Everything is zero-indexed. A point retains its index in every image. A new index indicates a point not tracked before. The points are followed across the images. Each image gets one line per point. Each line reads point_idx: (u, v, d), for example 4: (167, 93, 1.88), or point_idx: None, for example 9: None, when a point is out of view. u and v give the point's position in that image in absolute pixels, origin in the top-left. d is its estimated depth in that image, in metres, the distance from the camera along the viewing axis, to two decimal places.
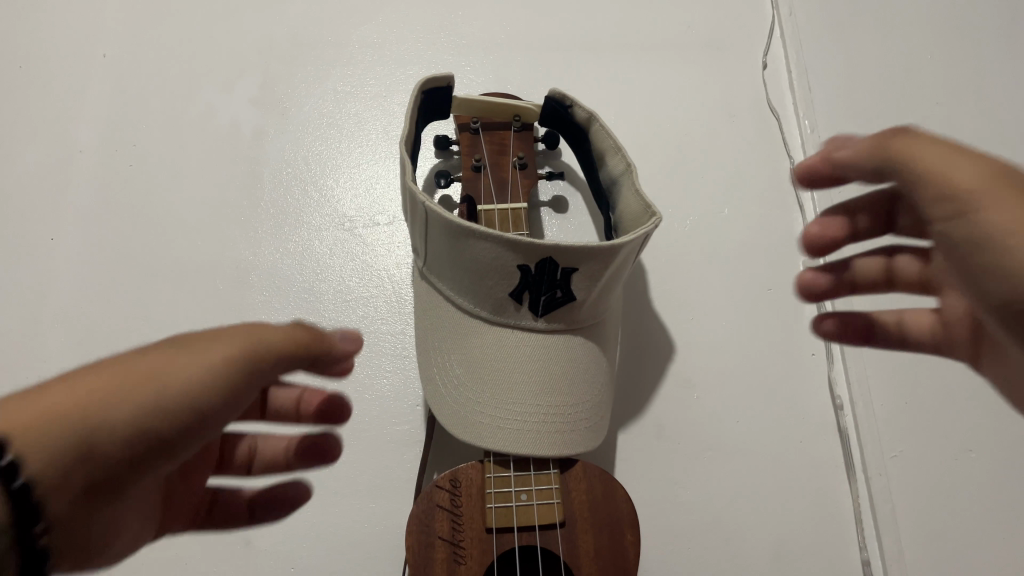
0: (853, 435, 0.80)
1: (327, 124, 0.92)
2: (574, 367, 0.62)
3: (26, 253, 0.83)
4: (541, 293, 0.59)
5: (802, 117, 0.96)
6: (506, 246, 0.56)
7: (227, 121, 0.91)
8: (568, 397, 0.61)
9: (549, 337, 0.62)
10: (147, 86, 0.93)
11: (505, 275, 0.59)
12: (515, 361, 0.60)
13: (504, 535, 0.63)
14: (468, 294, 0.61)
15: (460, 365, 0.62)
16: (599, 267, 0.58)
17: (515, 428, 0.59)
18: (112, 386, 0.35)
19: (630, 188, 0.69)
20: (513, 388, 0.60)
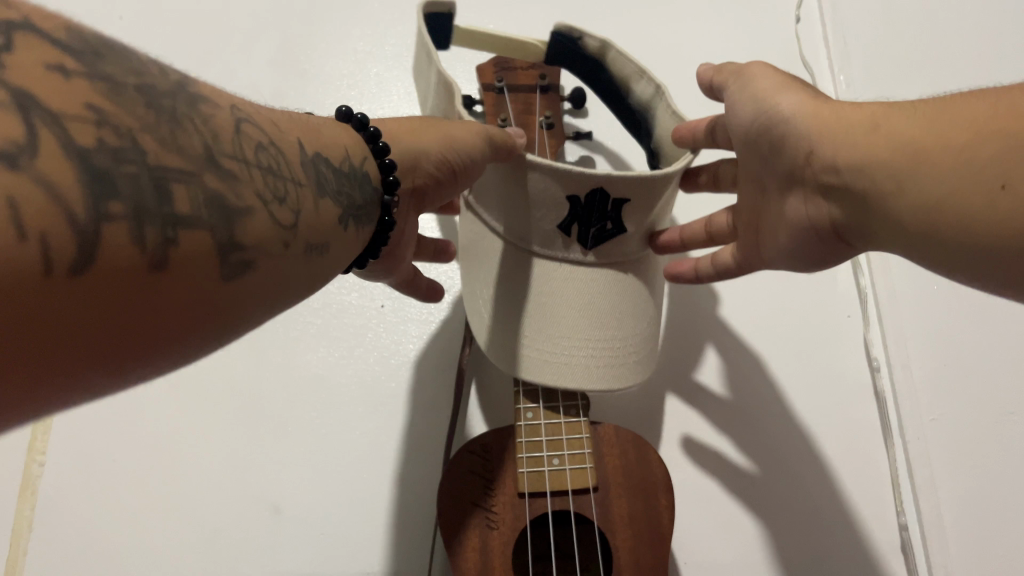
0: (891, 398, 0.77)
1: (347, 86, 0.90)
2: (624, 299, 0.61)
3: None
4: (591, 224, 0.57)
5: (836, 74, 0.92)
6: (557, 176, 0.54)
7: (248, 83, 0.90)
8: (618, 331, 0.60)
9: (599, 270, 0.60)
10: (165, 49, 0.92)
11: (554, 206, 0.56)
12: (566, 295, 0.59)
13: (537, 500, 0.62)
14: (517, 228, 0.59)
15: (510, 302, 0.60)
16: (651, 196, 0.57)
17: (566, 361, 0.58)
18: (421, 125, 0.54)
19: (666, 111, 0.64)
20: (564, 321, 0.59)
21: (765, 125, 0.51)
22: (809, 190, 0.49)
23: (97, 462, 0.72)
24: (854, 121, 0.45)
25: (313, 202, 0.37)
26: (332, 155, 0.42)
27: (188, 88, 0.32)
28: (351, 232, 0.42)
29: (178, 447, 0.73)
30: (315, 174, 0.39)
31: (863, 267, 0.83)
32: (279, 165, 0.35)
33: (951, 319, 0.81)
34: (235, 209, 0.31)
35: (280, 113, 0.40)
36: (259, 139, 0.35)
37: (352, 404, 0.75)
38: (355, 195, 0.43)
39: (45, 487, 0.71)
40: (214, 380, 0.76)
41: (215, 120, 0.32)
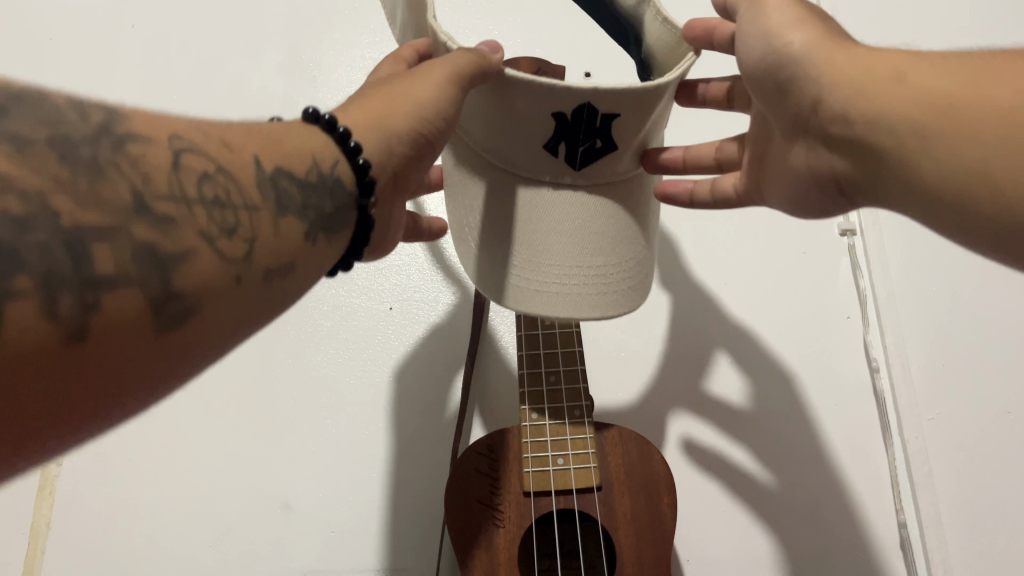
0: (889, 399, 0.79)
1: (354, 91, 0.91)
2: (619, 218, 0.53)
3: None
4: (579, 141, 0.48)
5: None
6: (537, 91, 0.46)
7: (257, 89, 0.92)
8: (613, 253, 0.52)
9: (589, 195, 0.51)
10: (176, 56, 0.93)
11: (534, 122, 0.48)
12: (554, 219, 0.51)
13: (542, 499, 0.64)
14: (494, 150, 0.51)
15: (490, 227, 0.53)
16: (648, 106, 0.48)
17: (559, 292, 0.51)
18: (395, 100, 0.43)
19: (653, 18, 0.50)
20: (554, 246, 0.51)
21: (772, 66, 0.42)
22: (813, 140, 0.43)
23: (112, 462, 0.74)
24: (881, 67, 0.37)
25: (271, 225, 0.34)
26: (320, 155, 0.38)
27: (115, 127, 0.29)
28: (325, 246, 0.37)
29: (191, 447, 0.74)
30: (273, 189, 0.34)
31: (863, 270, 0.85)
32: (226, 192, 0.32)
33: (949, 319, 0.82)
34: (171, 256, 0.28)
35: (232, 128, 0.36)
36: (197, 170, 0.31)
37: (361, 405, 0.77)
38: (325, 202, 0.37)
39: (63, 486, 0.73)
40: (226, 381, 0.78)
41: (147, 160, 0.29)
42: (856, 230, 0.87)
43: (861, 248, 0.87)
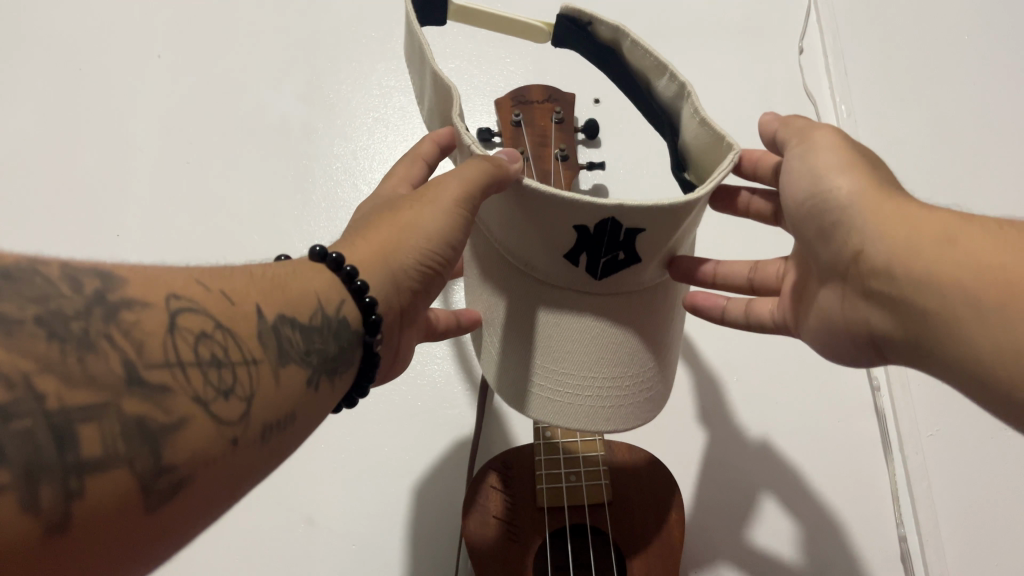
0: (890, 416, 0.81)
1: (373, 118, 0.95)
2: (639, 333, 0.52)
3: (94, 251, 0.88)
4: (601, 254, 0.48)
5: (839, 100, 0.96)
6: (561, 206, 0.45)
7: (278, 116, 0.95)
8: (629, 366, 0.52)
9: (612, 305, 0.51)
10: (201, 85, 0.97)
11: (558, 234, 0.48)
12: (572, 331, 0.51)
13: (555, 514, 0.67)
14: (522, 257, 0.51)
15: (511, 333, 0.53)
16: (670, 223, 0.47)
17: (569, 406, 0.52)
18: (398, 226, 0.46)
19: (691, 114, 0.51)
20: (569, 360, 0.51)
21: (818, 207, 0.45)
22: (851, 291, 0.44)
23: None
24: (931, 226, 0.39)
25: (271, 377, 0.35)
26: (327, 297, 0.40)
27: (110, 294, 0.30)
28: (326, 388, 0.38)
29: None
30: (275, 341, 0.35)
31: None
32: (225, 350, 0.33)
33: None
34: (162, 429, 0.29)
35: (238, 275, 0.37)
36: (196, 331, 0.32)
37: (380, 423, 0.80)
38: (329, 345, 0.39)
39: None
40: None
41: (140, 328, 0.30)
42: None
43: None
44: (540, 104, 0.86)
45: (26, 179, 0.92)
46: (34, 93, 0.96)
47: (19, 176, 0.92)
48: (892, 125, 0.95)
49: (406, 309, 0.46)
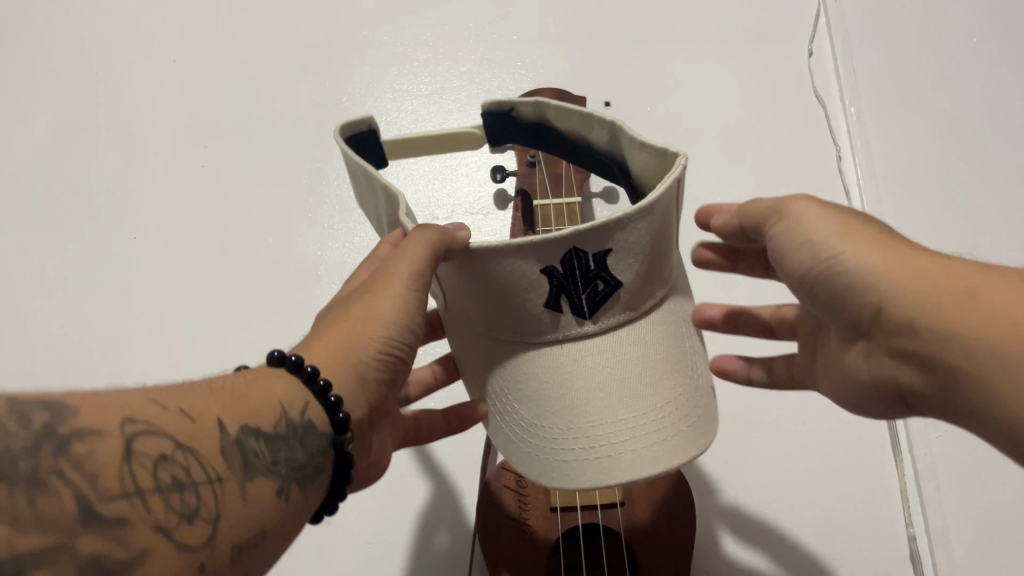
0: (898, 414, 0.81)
1: (387, 124, 0.96)
2: (661, 359, 0.48)
3: (111, 254, 0.89)
4: (579, 291, 0.46)
5: (847, 105, 0.97)
6: (521, 252, 0.45)
7: (292, 122, 0.96)
8: (665, 392, 0.47)
9: (612, 335, 0.48)
10: (215, 89, 0.98)
11: (527, 287, 0.46)
12: (589, 375, 0.47)
13: (568, 514, 0.68)
14: (502, 333, 0.49)
15: (528, 407, 0.49)
16: (638, 242, 0.46)
17: (623, 451, 0.45)
18: (355, 321, 0.46)
19: (632, 146, 0.51)
20: (600, 402, 0.46)
21: (814, 272, 0.42)
22: (876, 350, 0.41)
23: None
24: (947, 282, 0.37)
25: (238, 493, 0.35)
26: (291, 403, 0.40)
27: (59, 426, 0.30)
28: (298, 496, 0.39)
29: None
30: (240, 455, 0.36)
31: None
32: (185, 472, 0.33)
33: None
34: (120, 565, 0.30)
35: (200, 390, 0.37)
36: (155, 456, 0.32)
37: None
38: (297, 452, 0.39)
39: None
40: None
41: (94, 459, 0.31)
42: None
43: None
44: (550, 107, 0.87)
45: (42, 185, 0.93)
46: (50, 100, 0.97)
47: (36, 183, 0.93)
48: (897, 130, 0.96)
49: (376, 402, 0.47)
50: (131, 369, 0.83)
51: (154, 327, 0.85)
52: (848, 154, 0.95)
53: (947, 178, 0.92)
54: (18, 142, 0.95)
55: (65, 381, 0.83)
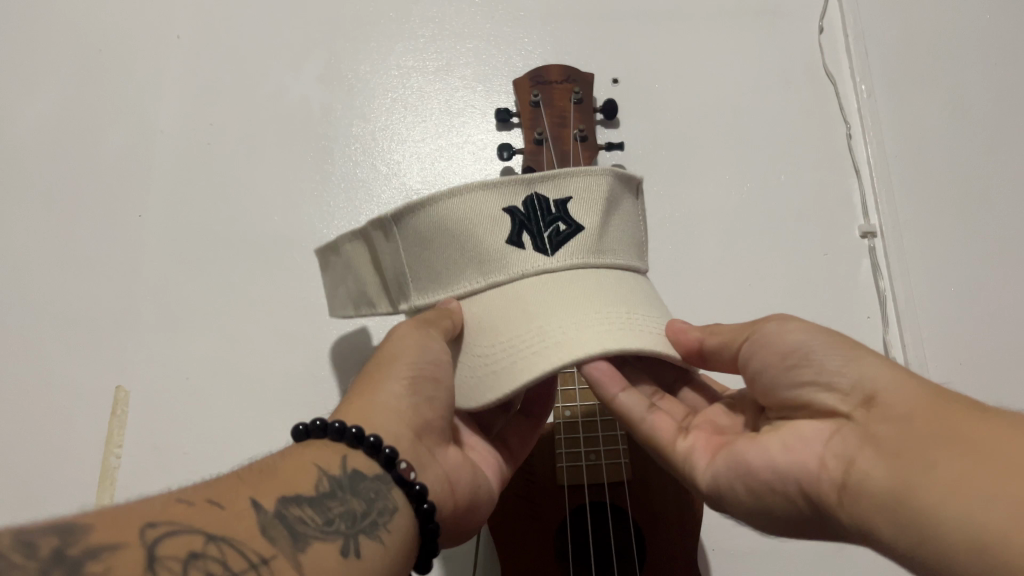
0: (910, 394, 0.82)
1: (394, 101, 0.95)
2: (623, 289, 0.54)
3: (117, 232, 0.89)
4: (541, 227, 0.54)
5: (858, 81, 0.95)
6: (486, 188, 0.54)
7: (297, 100, 0.95)
8: (626, 306, 0.53)
9: (574, 269, 0.54)
10: (220, 66, 0.97)
11: (493, 223, 0.54)
12: (548, 290, 0.53)
13: (575, 492, 0.67)
14: (463, 280, 0.55)
15: (484, 336, 0.53)
16: (591, 196, 0.56)
17: (579, 335, 0.49)
18: (378, 373, 0.52)
19: None
20: (556, 304, 0.51)
21: (799, 361, 0.49)
22: (843, 442, 0.45)
23: (172, 454, 0.80)
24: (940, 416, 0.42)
25: (292, 565, 0.38)
26: (328, 462, 0.45)
27: (70, 549, 0.33)
28: (361, 546, 0.42)
29: (244, 441, 0.81)
30: (284, 529, 0.40)
31: (882, 270, 0.87)
32: (222, 562, 0.36)
33: (964, 322, 0.85)
34: None
35: (230, 481, 0.42)
36: (183, 555, 0.35)
37: None
38: (353, 502, 0.44)
39: (124, 475, 0.80)
40: (274, 378, 0.83)
41: (118, 570, 0.33)
42: (877, 232, 0.88)
43: (881, 249, 0.88)
44: (558, 85, 0.87)
45: (47, 163, 0.92)
46: (54, 77, 0.97)
47: (40, 160, 0.92)
48: (909, 111, 0.95)
49: (424, 432, 0.52)
50: (139, 348, 0.84)
51: (162, 306, 0.86)
52: (858, 132, 0.94)
53: (956, 163, 0.92)
54: (22, 118, 0.94)
55: (76, 357, 0.84)
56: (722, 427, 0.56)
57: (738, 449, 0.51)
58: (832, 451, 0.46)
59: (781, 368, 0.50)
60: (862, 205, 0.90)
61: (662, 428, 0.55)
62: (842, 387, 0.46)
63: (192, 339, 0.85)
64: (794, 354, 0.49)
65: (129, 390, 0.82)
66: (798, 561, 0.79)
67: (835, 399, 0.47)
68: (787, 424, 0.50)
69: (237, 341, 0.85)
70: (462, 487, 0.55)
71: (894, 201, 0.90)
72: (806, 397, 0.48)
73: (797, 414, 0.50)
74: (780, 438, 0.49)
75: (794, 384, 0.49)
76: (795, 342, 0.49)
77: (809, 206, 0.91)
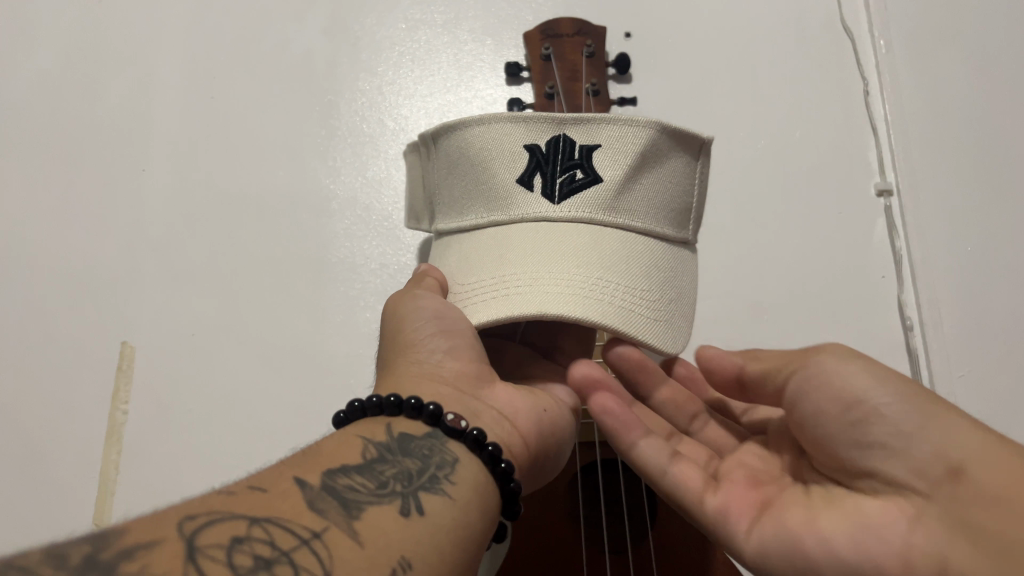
0: (922, 353, 0.81)
1: (401, 55, 0.93)
2: (614, 249, 0.58)
3: (120, 185, 0.88)
4: (557, 172, 0.59)
5: (877, 37, 0.92)
6: (517, 123, 0.60)
7: (303, 53, 0.93)
8: (603, 267, 0.56)
9: (575, 220, 0.58)
10: (223, 17, 0.95)
11: (513, 157, 0.59)
12: (529, 243, 0.57)
13: (585, 450, 0.69)
14: (478, 206, 0.60)
15: (477, 266, 0.58)
16: (622, 149, 0.59)
17: (548, 292, 0.54)
18: (399, 350, 0.58)
19: None
20: (531, 258, 0.56)
21: (865, 414, 0.47)
22: (933, 524, 0.44)
23: (179, 411, 0.80)
24: None
25: (349, 531, 0.40)
26: (372, 433, 0.49)
27: (100, 556, 0.33)
28: (425, 502, 0.45)
29: (251, 397, 0.80)
30: (336, 500, 0.42)
31: (900, 229, 0.85)
32: (271, 542, 0.37)
33: (980, 281, 0.84)
34: None
35: (273, 468, 0.44)
36: (227, 541, 0.36)
37: None
38: (406, 462, 0.47)
39: (131, 430, 0.79)
40: (280, 334, 0.83)
41: (157, 564, 0.34)
42: (893, 189, 0.87)
43: (898, 208, 0.86)
44: (569, 38, 0.85)
45: (46, 115, 0.90)
46: (52, 24, 0.94)
47: (40, 111, 0.91)
48: (928, 66, 0.91)
49: (462, 385, 0.56)
50: (143, 303, 0.83)
51: (166, 261, 0.85)
52: (877, 88, 0.92)
53: (975, 121, 0.88)
54: (21, 69, 0.92)
55: (80, 311, 0.83)
56: (761, 474, 0.56)
57: (795, 524, 0.48)
58: (918, 543, 0.44)
59: (844, 422, 0.48)
60: (879, 162, 0.89)
61: (689, 477, 0.55)
62: (918, 456, 0.45)
63: (198, 294, 0.84)
64: (858, 407, 0.47)
65: (135, 346, 0.82)
66: None
67: (907, 470, 0.45)
68: (853, 499, 0.48)
69: (243, 296, 0.84)
70: (526, 420, 0.57)
71: (912, 158, 0.88)
72: (870, 462, 0.47)
73: (861, 481, 0.48)
74: (850, 520, 0.46)
75: (860, 444, 0.47)
76: (859, 393, 0.47)
77: (825, 163, 0.89)
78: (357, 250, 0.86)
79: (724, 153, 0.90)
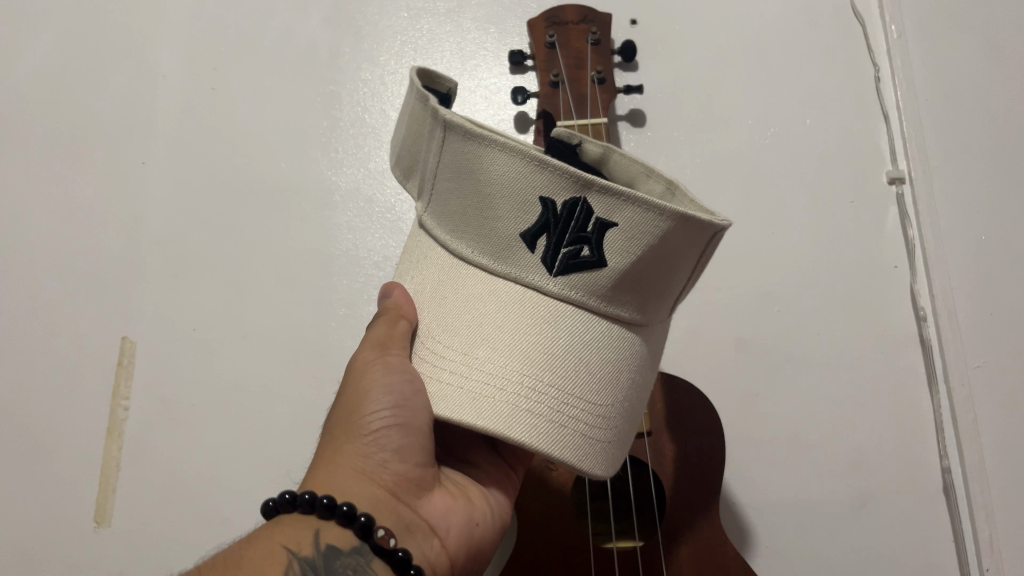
0: (937, 346, 0.80)
1: (404, 44, 0.91)
2: (600, 352, 0.46)
3: (121, 178, 0.87)
4: (560, 240, 0.45)
5: (888, 21, 0.91)
6: (539, 165, 0.45)
7: (304, 43, 0.92)
8: (584, 376, 0.45)
9: (558, 303, 0.46)
10: (223, 7, 0.93)
11: (520, 205, 0.46)
12: (506, 321, 0.45)
13: None
14: (464, 240, 0.48)
15: (446, 320, 0.47)
16: (649, 240, 0.45)
17: (511, 399, 0.43)
18: (346, 429, 0.51)
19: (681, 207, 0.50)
20: (503, 341, 0.45)
21: None
22: None
23: (180, 407, 0.79)
24: None
25: None
26: (298, 544, 0.45)
27: None
28: None
29: (253, 392, 0.79)
30: None
31: (911, 217, 0.84)
32: None
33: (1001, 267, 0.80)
34: None
35: None
36: None
37: None
38: None
39: (132, 426, 0.78)
40: (282, 328, 0.81)
41: None
42: (905, 177, 0.85)
43: (910, 195, 0.85)
44: (574, 26, 0.84)
45: (48, 107, 0.89)
46: (53, 17, 0.93)
47: (40, 105, 0.90)
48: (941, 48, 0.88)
49: (400, 489, 0.50)
50: (145, 298, 0.82)
51: (167, 256, 0.84)
52: (888, 75, 0.90)
53: None
54: (21, 62, 0.91)
55: (80, 307, 0.82)
56: None
57: None
58: None
59: None
60: (890, 150, 0.87)
61: None
62: None
63: (199, 288, 0.83)
64: None
65: (135, 341, 0.81)
66: (824, 517, 0.77)
67: None
68: None
69: (245, 290, 0.83)
70: (456, 537, 0.53)
71: (925, 144, 0.86)
72: None
73: None
74: None
75: None
76: None
77: (836, 150, 0.88)
78: (360, 243, 0.85)
79: (733, 141, 0.88)
